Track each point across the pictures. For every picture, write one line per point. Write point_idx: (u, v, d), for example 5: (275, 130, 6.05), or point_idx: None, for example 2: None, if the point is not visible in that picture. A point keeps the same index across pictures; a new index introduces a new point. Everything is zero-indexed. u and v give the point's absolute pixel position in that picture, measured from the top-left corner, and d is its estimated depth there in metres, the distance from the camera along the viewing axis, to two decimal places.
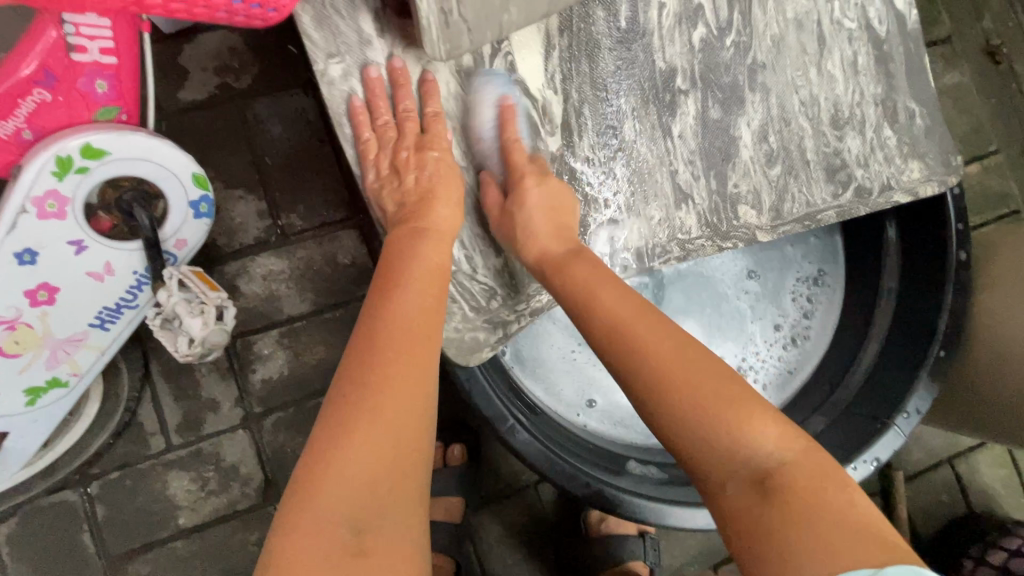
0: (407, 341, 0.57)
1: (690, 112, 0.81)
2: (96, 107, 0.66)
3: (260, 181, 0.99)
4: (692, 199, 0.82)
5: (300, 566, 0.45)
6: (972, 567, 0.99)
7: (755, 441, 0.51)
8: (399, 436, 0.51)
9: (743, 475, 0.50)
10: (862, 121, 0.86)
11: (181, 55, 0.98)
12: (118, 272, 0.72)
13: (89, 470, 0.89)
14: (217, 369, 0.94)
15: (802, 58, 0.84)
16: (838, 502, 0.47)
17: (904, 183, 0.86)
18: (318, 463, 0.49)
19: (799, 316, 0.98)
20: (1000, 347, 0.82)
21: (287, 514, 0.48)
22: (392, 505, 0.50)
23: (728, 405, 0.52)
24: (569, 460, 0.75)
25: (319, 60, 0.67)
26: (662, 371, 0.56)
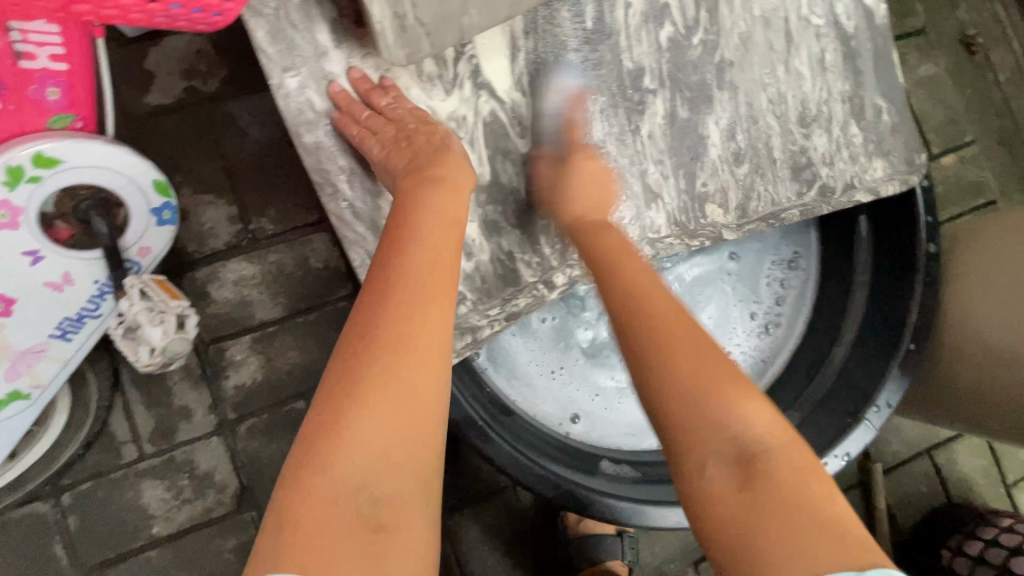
0: (432, 301, 0.53)
1: (659, 111, 0.81)
2: (48, 114, 0.64)
3: (230, 185, 0.97)
4: (661, 199, 0.82)
5: (315, 536, 0.43)
6: (949, 557, 1.00)
7: (744, 424, 0.52)
8: (416, 398, 0.49)
9: (729, 458, 0.51)
10: (829, 118, 0.86)
11: (147, 59, 0.96)
12: (77, 282, 0.71)
13: (60, 480, 0.89)
14: (189, 376, 0.93)
15: (769, 55, 0.83)
16: (815, 498, 0.48)
17: (867, 182, 0.86)
18: (334, 426, 0.47)
19: (773, 303, 0.97)
20: (967, 338, 0.83)
21: (302, 476, 0.45)
22: (410, 477, 0.48)
23: (723, 384, 0.54)
24: (537, 462, 0.75)
25: (275, 75, 0.65)
26: (667, 349, 0.56)
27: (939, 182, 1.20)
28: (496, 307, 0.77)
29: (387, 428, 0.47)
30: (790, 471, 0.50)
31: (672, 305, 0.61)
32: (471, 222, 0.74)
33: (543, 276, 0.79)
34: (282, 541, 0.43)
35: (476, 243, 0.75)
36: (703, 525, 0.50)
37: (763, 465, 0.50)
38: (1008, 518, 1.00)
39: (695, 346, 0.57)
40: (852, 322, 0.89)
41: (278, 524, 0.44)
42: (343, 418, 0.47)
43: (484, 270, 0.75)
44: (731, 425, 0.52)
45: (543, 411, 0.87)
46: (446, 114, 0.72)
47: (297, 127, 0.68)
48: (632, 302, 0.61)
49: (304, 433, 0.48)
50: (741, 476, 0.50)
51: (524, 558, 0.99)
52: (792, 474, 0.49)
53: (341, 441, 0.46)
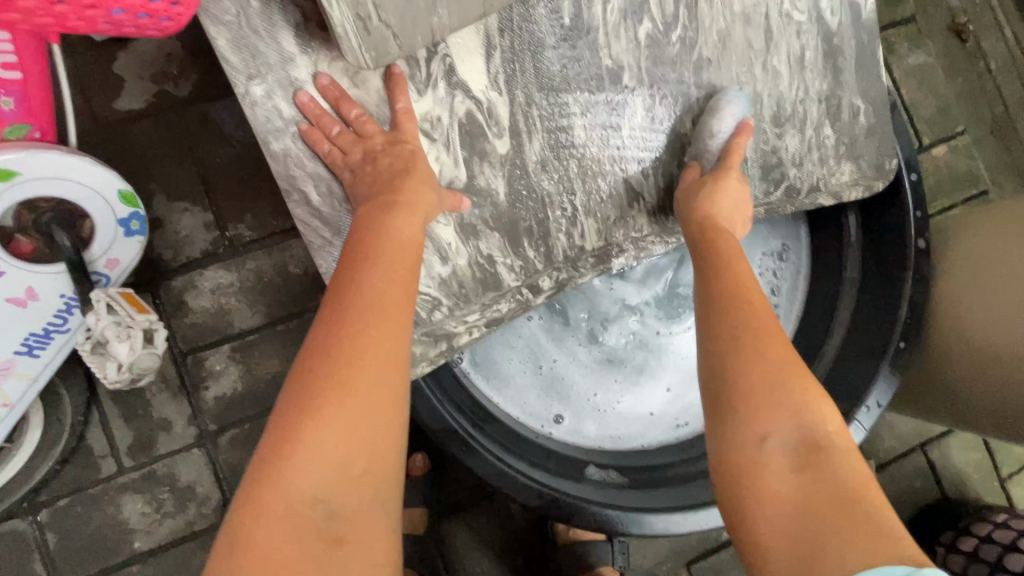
0: (387, 318, 0.53)
1: (638, 111, 0.79)
2: (3, 125, 0.61)
3: (205, 191, 0.95)
4: (642, 198, 0.81)
5: (271, 554, 0.43)
6: (943, 554, 0.99)
7: (819, 418, 0.52)
8: (371, 421, 0.49)
9: (795, 443, 0.51)
10: (803, 118, 0.84)
11: (116, 64, 0.93)
12: (42, 297, 0.69)
13: (38, 497, 0.87)
14: (168, 388, 0.91)
15: (747, 53, 0.81)
16: (876, 496, 0.47)
17: (831, 186, 0.85)
18: (287, 446, 0.47)
19: (769, 295, 0.94)
20: (958, 335, 0.81)
21: (256, 495, 0.45)
22: (366, 491, 0.48)
23: (801, 377, 0.54)
24: (522, 471, 0.74)
25: (240, 83, 0.63)
26: (766, 326, 0.57)
27: (930, 173, 1.18)
28: (475, 313, 0.75)
29: (340, 446, 0.47)
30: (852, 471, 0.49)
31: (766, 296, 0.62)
32: (446, 225, 0.72)
33: (527, 280, 0.77)
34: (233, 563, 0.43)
35: (451, 247, 0.72)
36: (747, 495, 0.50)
37: (830, 455, 0.50)
38: (1002, 512, 0.98)
39: (788, 337, 0.58)
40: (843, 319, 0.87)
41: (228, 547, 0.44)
42: (297, 436, 0.47)
43: (461, 275, 0.73)
44: (812, 413, 0.52)
45: (525, 412, 0.85)
46: (421, 114, 0.70)
47: (265, 135, 0.65)
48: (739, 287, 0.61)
49: (257, 453, 0.48)
50: (802, 462, 0.50)
51: (514, 564, 0.96)
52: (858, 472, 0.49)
53: (294, 458, 0.46)
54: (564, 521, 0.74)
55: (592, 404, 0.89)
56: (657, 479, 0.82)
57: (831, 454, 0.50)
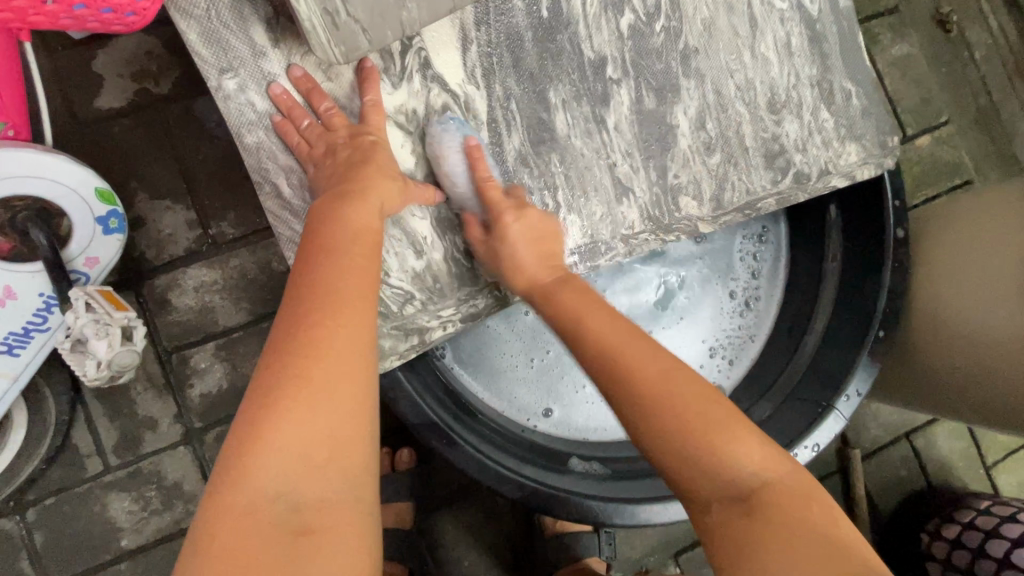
0: (342, 312, 0.53)
1: (625, 101, 0.79)
2: None
3: (187, 190, 0.95)
4: (632, 192, 0.79)
5: (238, 550, 0.45)
6: (928, 541, 0.99)
7: (736, 462, 0.50)
8: (333, 413, 0.50)
9: (725, 496, 0.50)
10: (799, 103, 0.84)
11: (95, 61, 0.93)
12: (21, 295, 0.69)
13: (23, 496, 0.87)
14: (153, 387, 0.91)
15: (734, 41, 0.81)
16: (820, 520, 0.47)
17: (841, 168, 0.84)
18: (250, 440, 0.48)
19: (749, 278, 0.96)
20: (938, 322, 0.82)
21: (217, 498, 0.46)
22: (335, 478, 0.49)
23: (711, 426, 0.52)
24: (504, 463, 0.74)
25: (212, 77, 0.64)
26: (653, 393, 0.55)
27: (914, 163, 1.19)
28: (450, 308, 0.75)
29: (303, 439, 0.48)
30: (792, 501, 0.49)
31: (641, 349, 0.59)
32: (422, 218, 0.72)
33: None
34: (201, 558, 0.44)
35: (427, 240, 0.73)
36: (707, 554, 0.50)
37: (766, 501, 0.48)
38: (986, 500, 0.99)
39: (682, 387, 0.55)
40: (824, 309, 0.88)
41: (194, 546, 0.45)
42: (255, 431, 0.48)
43: (436, 269, 0.73)
44: (733, 464, 0.50)
45: (509, 405, 0.86)
46: (395, 108, 0.70)
47: (239, 128, 0.66)
48: (611, 357, 0.59)
49: (224, 449, 0.49)
50: (740, 510, 0.49)
51: (502, 558, 0.97)
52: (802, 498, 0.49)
53: (259, 451, 0.48)
54: (545, 512, 0.74)
55: (579, 396, 0.89)
56: (640, 468, 0.82)
57: (761, 500, 0.49)
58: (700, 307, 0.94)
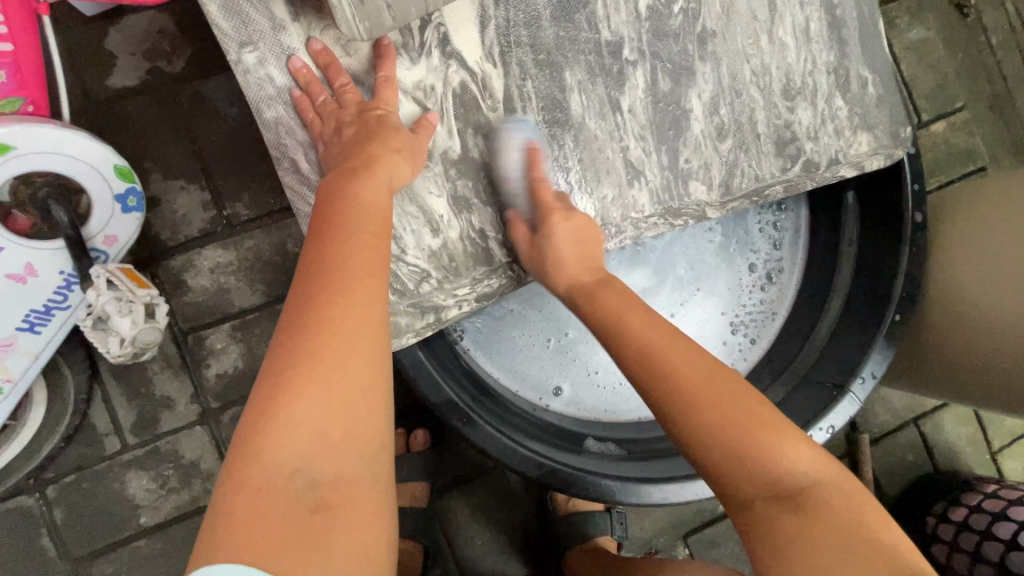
0: (353, 289, 0.53)
1: (639, 84, 0.78)
2: None
3: (201, 170, 0.94)
4: (644, 175, 0.79)
5: (258, 518, 0.45)
6: (934, 524, 1.01)
7: (790, 462, 0.53)
8: (348, 387, 0.50)
9: (778, 491, 0.53)
10: (813, 90, 0.82)
11: (107, 39, 0.92)
12: (42, 273, 0.69)
13: (43, 474, 0.88)
14: (169, 367, 0.92)
15: (752, 25, 0.80)
16: (860, 518, 0.52)
17: (851, 157, 0.82)
18: (267, 417, 0.48)
19: (770, 250, 0.95)
20: (950, 303, 0.82)
21: (235, 474, 0.47)
22: (350, 456, 0.50)
23: (763, 433, 0.54)
24: (520, 442, 0.75)
25: (232, 51, 0.63)
26: (700, 405, 0.56)
27: (928, 150, 1.18)
28: (466, 287, 0.75)
29: (319, 413, 0.49)
30: (839, 502, 0.52)
31: (687, 355, 0.60)
32: (438, 196, 0.72)
33: (521, 256, 0.76)
34: (221, 532, 0.44)
35: (443, 220, 0.72)
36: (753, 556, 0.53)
37: (814, 496, 0.52)
38: (992, 483, 1.01)
39: (726, 399, 0.56)
40: (841, 289, 0.88)
41: (213, 529, 0.45)
42: (272, 409, 0.49)
43: (452, 247, 0.73)
44: (782, 465, 0.53)
45: (523, 385, 0.86)
46: (412, 84, 0.69)
47: (258, 103, 0.65)
48: (654, 368, 0.59)
49: (240, 426, 0.49)
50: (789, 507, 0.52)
51: (515, 537, 0.98)
52: (844, 500, 0.52)
53: (275, 429, 0.48)
54: (564, 491, 0.74)
55: (589, 379, 0.89)
56: (654, 450, 0.82)
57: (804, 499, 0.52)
58: (717, 282, 0.93)
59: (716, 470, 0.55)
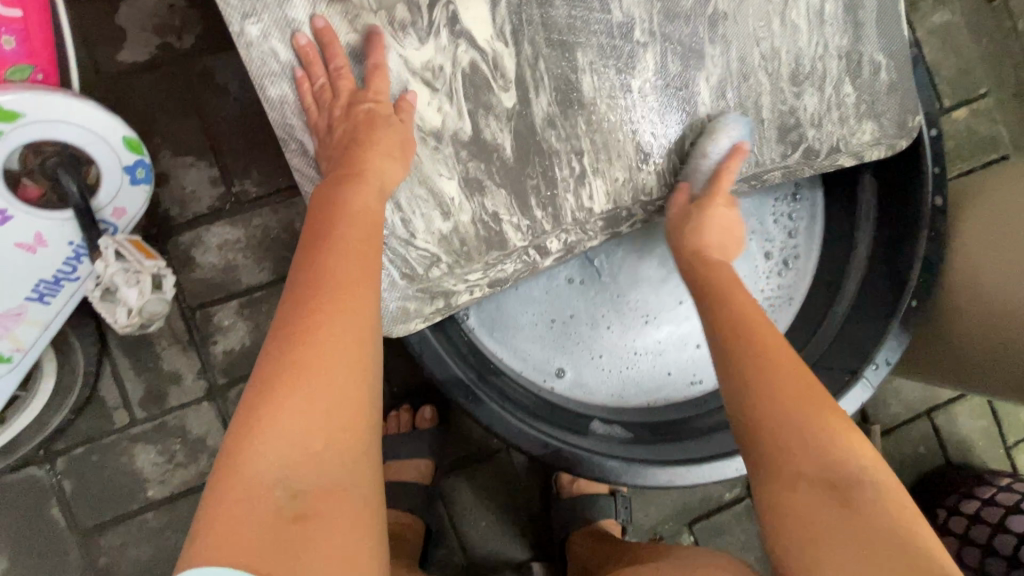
0: (340, 296, 0.53)
1: (649, 67, 0.75)
2: (4, 65, 0.61)
3: (211, 146, 0.94)
4: (652, 159, 0.77)
5: (236, 529, 0.43)
6: (944, 517, 0.99)
7: (846, 450, 0.52)
8: (332, 393, 0.50)
9: (822, 477, 0.51)
10: (822, 75, 0.80)
11: (118, 14, 0.91)
12: (51, 243, 0.69)
13: (53, 446, 0.89)
14: (177, 342, 0.92)
15: (765, 7, 0.78)
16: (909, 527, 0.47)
17: (852, 146, 0.81)
18: (249, 425, 0.47)
19: (786, 239, 0.92)
20: (971, 290, 0.79)
21: (215, 485, 0.45)
22: (334, 465, 0.48)
23: (824, 413, 0.54)
24: (525, 421, 0.74)
25: (235, 22, 0.62)
26: (782, 369, 0.57)
27: (950, 137, 1.15)
28: (478, 272, 0.73)
29: (302, 420, 0.48)
30: (886, 502, 0.49)
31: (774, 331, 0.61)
32: (449, 179, 0.70)
33: (535, 241, 0.74)
34: (197, 545, 0.43)
35: (454, 203, 0.71)
36: (776, 542, 0.50)
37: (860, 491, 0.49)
38: (1005, 478, 0.99)
39: (804, 376, 0.57)
40: (856, 273, 0.86)
41: (191, 541, 0.43)
42: (255, 418, 0.48)
43: (464, 232, 0.71)
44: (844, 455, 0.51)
45: (529, 366, 0.86)
46: (420, 64, 0.68)
47: (262, 79, 0.65)
48: (747, 330, 0.61)
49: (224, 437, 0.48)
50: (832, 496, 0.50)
51: (518, 518, 0.98)
52: (894, 502, 0.49)
53: (257, 437, 0.47)
54: (568, 471, 0.74)
55: (597, 363, 0.88)
56: (660, 433, 0.82)
57: (859, 495, 0.49)
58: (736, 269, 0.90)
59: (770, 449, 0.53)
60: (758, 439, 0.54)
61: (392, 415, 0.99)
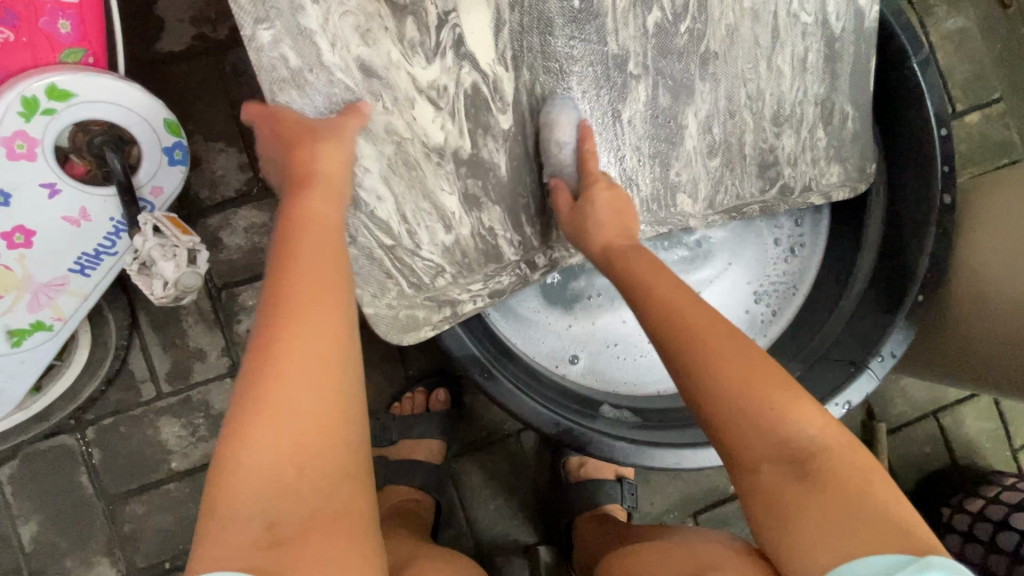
0: (299, 318, 0.51)
1: (641, 97, 0.77)
2: (60, 49, 0.65)
3: (240, 134, 0.98)
4: (636, 184, 0.80)
5: (220, 557, 0.45)
6: (948, 514, 1.00)
7: (799, 426, 0.50)
8: (303, 417, 0.49)
9: (782, 455, 0.49)
10: (800, 120, 0.84)
11: (157, 4, 0.96)
12: (94, 218, 0.73)
13: (84, 416, 0.93)
14: (203, 320, 0.96)
15: (754, 51, 0.79)
16: (883, 497, 0.47)
17: (821, 186, 0.86)
18: (223, 457, 0.47)
19: (793, 227, 0.95)
20: (976, 288, 0.81)
21: (204, 516, 0.47)
22: (316, 484, 0.48)
23: (775, 388, 0.51)
24: (538, 401, 0.77)
25: (246, 25, 0.57)
26: (725, 359, 0.53)
27: (960, 140, 1.16)
28: (478, 282, 0.77)
29: (275, 447, 0.48)
30: (851, 470, 0.48)
31: (706, 310, 0.57)
32: (450, 194, 0.72)
33: (525, 255, 0.79)
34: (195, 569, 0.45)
35: (455, 216, 0.73)
36: (753, 527, 0.50)
37: (823, 462, 0.48)
38: (1010, 478, 0.99)
39: (747, 353, 0.53)
40: (863, 271, 0.88)
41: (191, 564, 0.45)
42: (228, 451, 0.48)
43: (465, 244, 0.75)
44: (799, 433, 0.50)
45: (541, 351, 0.88)
46: (426, 83, 0.67)
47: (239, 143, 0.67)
48: (673, 319, 0.56)
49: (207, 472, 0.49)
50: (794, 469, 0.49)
51: (526, 502, 1.01)
52: (857, 472, 0.48)
53: (230, 470, 0.47)
54: (580, 450, 0.77)
55: (607, 354, 0.91)
56: (666, 419, 0.84)
57: (816, 464, 0.48)
58: (746, 253, 0.95)
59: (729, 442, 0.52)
60: (712, 416, 0.52)
61: (407, 395, 0.99)
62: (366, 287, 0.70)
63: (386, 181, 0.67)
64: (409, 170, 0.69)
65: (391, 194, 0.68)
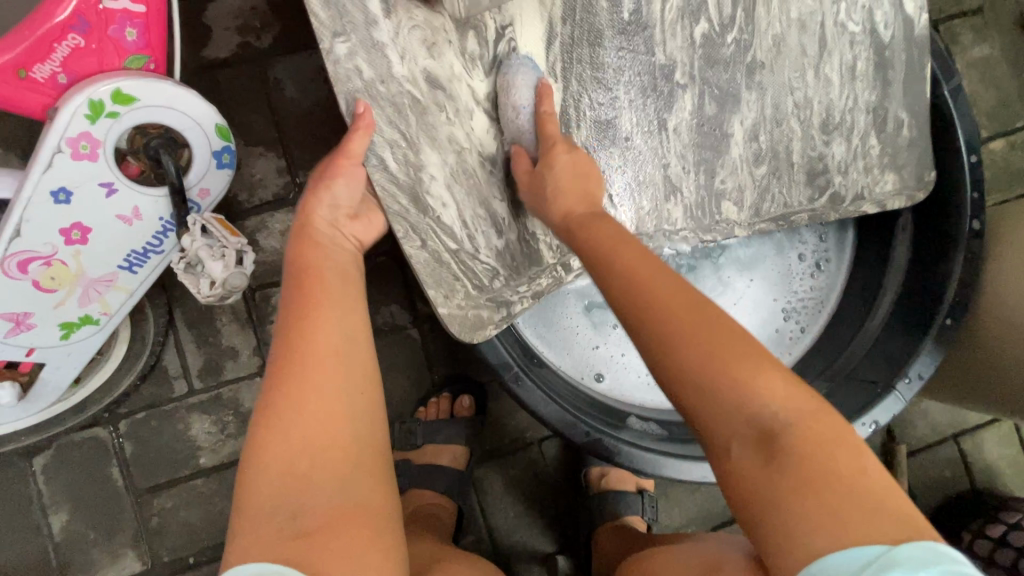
0: (303, 327, 0.55)
1: (687, 107, 0.79)
2: (126, 55, 0.68)
3: (280, 139, 1.01)
4: (680, 192, 0.81)
5: (255, 545, 0.46)
6: (969, 539, 1.00)
7: (763, 396, 0.47)
8: (314, 414, 0.51)
9: (751, 431, 0.47)
10: (851, 127, 0.85)
11: (206, 13, 0.99)
12: (145, 217, 0.75)
13: (118, 409, 0.95)
14: (236, 320, 0.98)
15: (801, 59, 0.81)
16: (852, 471, 0.45)
17: (875, 195, 0.87)
18: (252, 455, 0.51)
19: (818, 242, 0.98)
20: (1004, 313, 0.82)
21: (240, 510, 0.49)
22: (332, 476, 0.50)
23: (740, 358, 0.49)
24: (570, 410, 0.78)
25: (324, 39, 0.59)
26: (685, 335, 0.50)
27: (986, 166, 1.17)
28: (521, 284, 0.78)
29: (293, 442, 0.50)
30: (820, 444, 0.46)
31: (669, 281, 0.53)
32: (501, 200, 0.74)
33: (562, 257, 0.79)
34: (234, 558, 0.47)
35: (506, 220, 0.75)
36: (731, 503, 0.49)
37: (789, 436, 0.46)
38: None
39: (710, 323, 0.51)
40: (889, 294, 0.89)
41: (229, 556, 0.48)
42: (254, 449, 0.50)
43: (514, 245, 0.76)
44: (759, 399, 0.47)
45: (567, 364, 0.90)
46: (484, 96, 0.69)
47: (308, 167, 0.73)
48: (629, 294, 0.54)
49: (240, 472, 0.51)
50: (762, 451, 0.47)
51: (546, 511, 1.02)
52: (831, 447, 0.46)
53: (258, 466, 0.50)
54: (607, 460, 0.78)
55: (630, 369, 0.92)
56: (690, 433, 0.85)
57: (786, 438, 0.46)
58: (773, 271, 0.96)
59: (694, 411, 0.50)
60: (683, 396, 0.50)
61: (432, 401, 1.00)
62: (437, 287, 0.71)
63: (450, 188, 0.69)
64: (467, 177, 0.71)
65: (453, 200, 0.70)
